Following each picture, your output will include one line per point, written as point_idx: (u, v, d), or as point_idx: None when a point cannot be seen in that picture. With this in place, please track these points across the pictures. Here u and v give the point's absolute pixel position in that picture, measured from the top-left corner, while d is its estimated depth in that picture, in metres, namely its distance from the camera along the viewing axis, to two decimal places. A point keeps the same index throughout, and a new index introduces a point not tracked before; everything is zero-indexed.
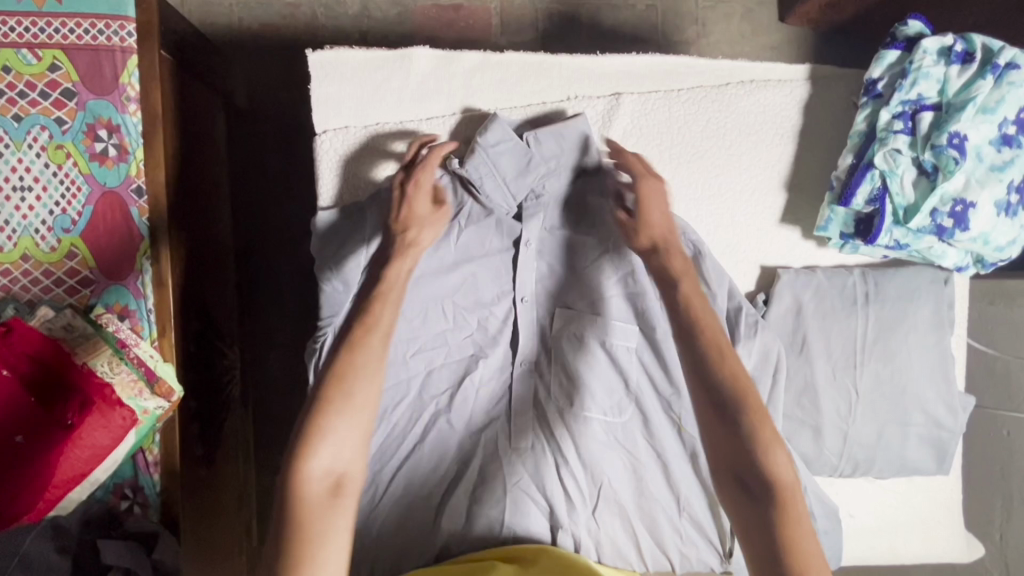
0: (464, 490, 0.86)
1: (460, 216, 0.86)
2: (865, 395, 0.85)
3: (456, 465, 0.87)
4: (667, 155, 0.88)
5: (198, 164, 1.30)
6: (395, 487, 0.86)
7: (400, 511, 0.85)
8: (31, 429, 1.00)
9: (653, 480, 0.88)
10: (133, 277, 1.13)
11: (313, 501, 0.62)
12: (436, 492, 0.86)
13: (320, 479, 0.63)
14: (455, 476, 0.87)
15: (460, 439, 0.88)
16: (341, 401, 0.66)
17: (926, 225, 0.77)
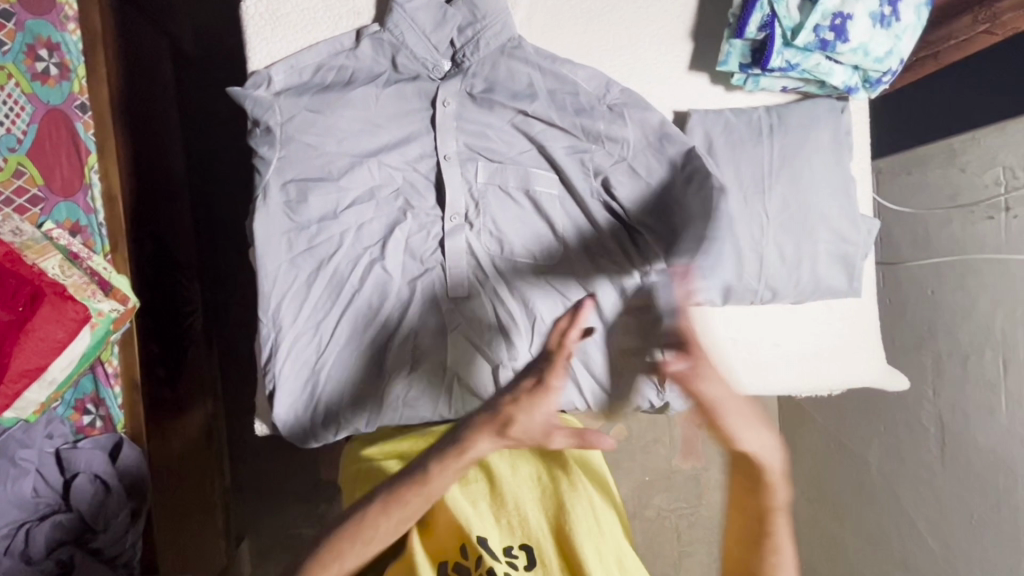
0: (404, 336, 0.91)
1: (379, 79, 0.89)
2: (775, 217, 0.91)
3: (397, 310, 0.91)
4: (577, 10, 0.93)
5: (140, 92, 1.36)
6: (340, 333, 0.89)
7: (346, 360, 0.89)
8: None
9: (586, 318, 0.94)
10: (82, 193, 1.23)
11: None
12: (380, 338, 0.90)
13: None
14: (395, 326, 0.91)
15: (399, 286, 0.91)
16: None
17: (811, 42, 0.83)
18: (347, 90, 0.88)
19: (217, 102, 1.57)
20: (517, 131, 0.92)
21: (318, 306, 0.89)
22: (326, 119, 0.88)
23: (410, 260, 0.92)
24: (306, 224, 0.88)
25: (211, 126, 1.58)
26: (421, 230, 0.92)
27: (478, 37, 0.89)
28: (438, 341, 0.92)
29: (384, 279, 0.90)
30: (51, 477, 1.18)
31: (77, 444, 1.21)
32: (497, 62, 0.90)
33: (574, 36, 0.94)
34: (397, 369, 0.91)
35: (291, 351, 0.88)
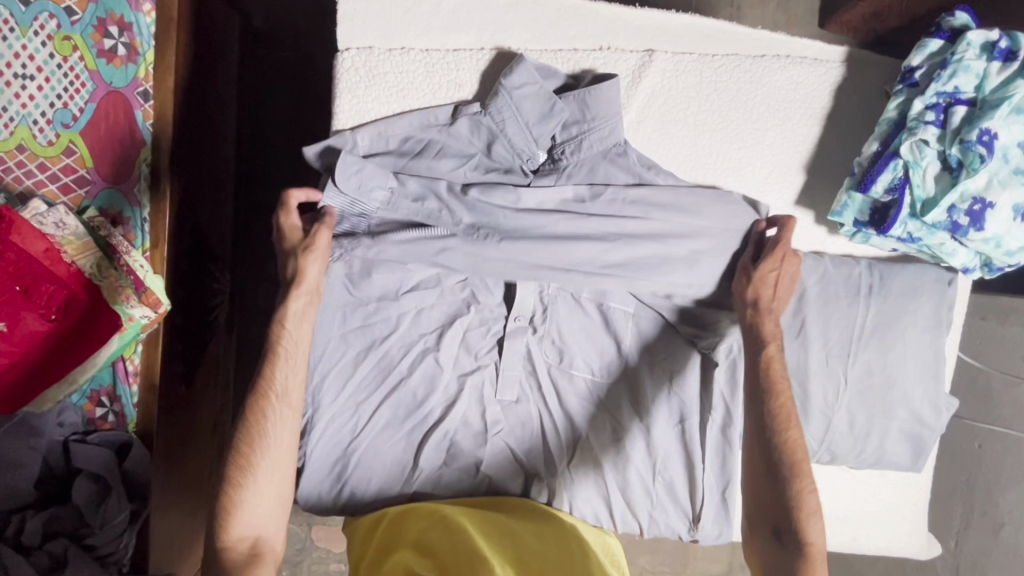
0: (440, 436, 0.87)
1: (467, 165, 0.83)
2: (853, 383, 0.86)
3: (441, 405, 0.87)
4: (691, 122, 0.87)
5: (207, 79, 1.31)
6: (377, 420, 0.85)
7: (381, 445, 0.86)
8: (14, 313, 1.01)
9: (632, 444, 0.90)
10: (131, 182, 1.17)
11: (234, 567, 0.72)
12: (416, 431, 0.87)
13: (240, 542, 0.73)
14: (435, 420, 0.87)
15: (449, 378, 0.87)
16: (240, 511, 0.74)
17: (941, 221, 0.77)
18: (431, 171, 0.82)
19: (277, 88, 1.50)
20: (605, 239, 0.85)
21: (361, 387, 0.85)
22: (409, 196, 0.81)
23: (464, 356, 0.87)
24: (361, 299, 0.84)
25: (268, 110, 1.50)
26: (480, 324, 0.87)
27: (581, 138, 0.83)
28: (475, 443, 0.88)
29: (435, 371, 0.86)
30: (57, 467, 1.16)
31: (87, 437, 1.17)
32: (596, 166, 0.84)
33: (682, 150, 0.87)
34: (429, 462, 0.87)
35: (314, 431, 0.83)
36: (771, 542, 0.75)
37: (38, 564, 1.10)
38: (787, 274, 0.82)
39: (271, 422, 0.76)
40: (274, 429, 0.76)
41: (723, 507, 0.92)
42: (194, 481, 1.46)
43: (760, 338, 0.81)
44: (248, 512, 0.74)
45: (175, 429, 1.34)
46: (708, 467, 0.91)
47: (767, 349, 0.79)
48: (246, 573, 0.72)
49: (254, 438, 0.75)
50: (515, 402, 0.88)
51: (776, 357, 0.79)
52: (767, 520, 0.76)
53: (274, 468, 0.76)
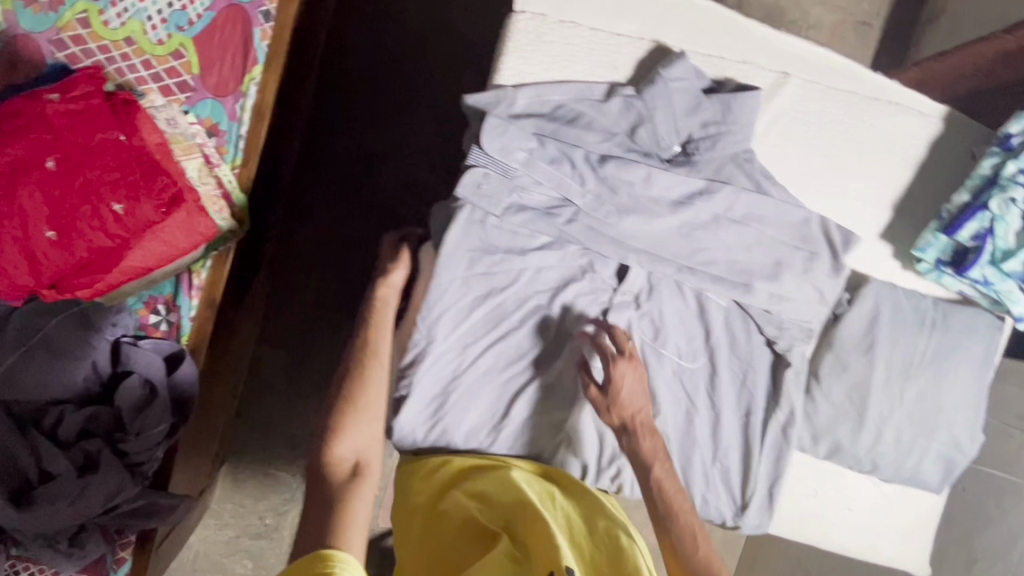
0: (533, 390, 0.91)
1: (610, 142, 0.88)
2: (907, 403, 0.96)
3: (540, 360, 0.91)
4: (807, 144, 0.95)
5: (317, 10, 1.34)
6: (478, 364, 0.89)
7: (477, 388, 0.90)
8: (126, 197, 0.89)
9: (700, 426, 0.97)
10: (233, 98, 1.17)
11: (337, 482, 0.70)
12: (510, 381, 0.91)
13: (344, 461, 0.73)
14: (531, 375, 0.91)
15: (552, 337, 0.91)
16: (344, 430, 0.75)
17: (1016, 271, 0.88)
18: (576, 141, 0.87)
19: (362, 50, 1.58)
20: (718, 234, 0.91)
21: (472, 329, 0.89)
22: (553, 160, 0.87)
23: (572, 319, 0.91)
24: (488, 245, 0.88)
25: (350, 69, 1.58)
26: (591, 288, 0.92)
27: (717, 138, 0.89)
28: (565, 402, 0.92)
29: (541, 327, 0.91)
30: (104, 368, 1.13)
31: (139, 341, 1.17)
32: (723, 166, 0.91)
33: (796, 167, 0.95)
34: (519, 414, 0.91)
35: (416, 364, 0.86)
36: None
37: (74, 459, 1.09)
38: (634, 384, 0.84)
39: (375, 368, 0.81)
40: (375, 376, 0.80)
41: (769, 497, 1.00)
42: (215, 405, 1.45)
43: (644, 458, 0.81)
44: (352, 430, 0.75)
45: (219, 347, 1.35)
46: (764, 460, 0.98)
47: (654, 470, 0.79)
48: (350, 489, 0.69)
49: (361, 375, 0.80)
50: (606, 371, 0.93)
51: (664, 478, 0.79)
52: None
53: (374, 409, 0.79)
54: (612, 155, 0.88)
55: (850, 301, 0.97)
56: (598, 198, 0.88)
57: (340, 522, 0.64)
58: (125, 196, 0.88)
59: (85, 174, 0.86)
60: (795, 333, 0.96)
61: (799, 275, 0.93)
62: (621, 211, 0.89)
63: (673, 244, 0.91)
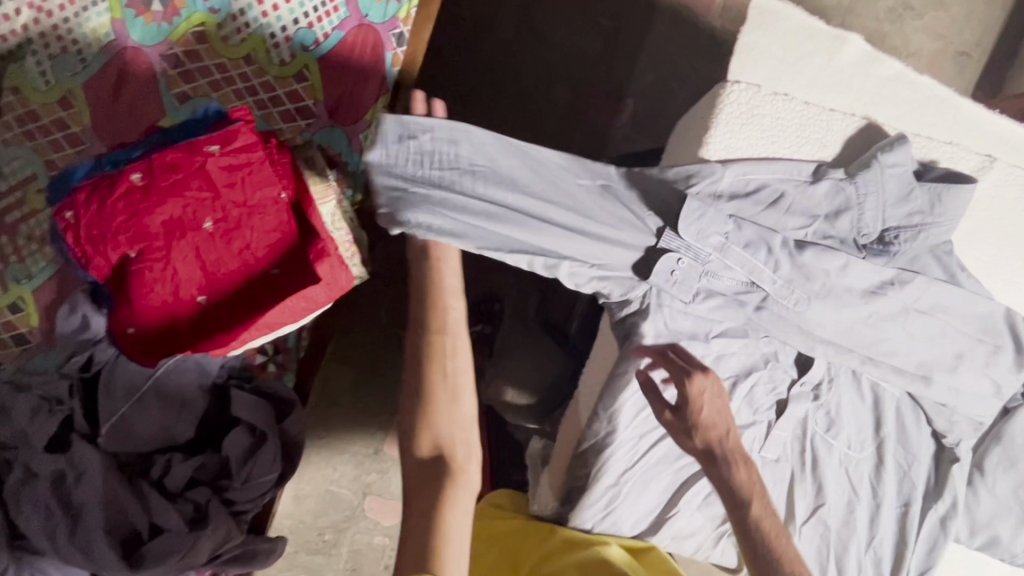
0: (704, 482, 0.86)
1: (809, 226, 0.81)
2: None
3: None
4: (1007, 231, 0.88)
5: None
6: (652, 456, 0.84)
7: (653, 479, 0.85)
8: (281, 257, 0.82)
9: (862, 517, 0.93)
10: (359, 128, 1.07)
11: (416, 474, 0.68)
12: (680, 472, 0.86)
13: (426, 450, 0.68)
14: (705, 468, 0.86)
15: None
16: (425, 413, 0.69)
17: None
18: (780, 227, 0.80)
19: (457, 46, 1.31)
20: (903, 325, 0.84)
21: (652, 418, 0.83)
22: (443, 163, 0.72)
23: (749, 408, 0.87)
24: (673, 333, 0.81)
25: (444, 66, 1.31)
26: (771, 377, 0.87)
27: (921, 228, 0.83)
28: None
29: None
30: (214, 411, 1.07)
31: (243, 386, 1.08)
32: (918, 257, 0.85)
33: (990, 256, 0.89)
34: (686, 507, 0.86)
35: (595, 455, 0.82)
36: None
37: (183, 511, 1.02)
38: (714, 401, 0.71)
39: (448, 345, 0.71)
40: (446, 357, 0.70)
41: None
42: None
43: (742, 492, 0.70)
44: (433, 413, 0.69)
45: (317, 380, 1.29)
46: (921, 554, 0.95)
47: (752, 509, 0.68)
48: (437, 488, 0.67)
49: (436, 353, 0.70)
50: (775, 462, 0.89)
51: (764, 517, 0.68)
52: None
53: (453, 389, 0.70)
54: (810, 241, 0.81)
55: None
56: (790, 284, 0.80)
57: (438, 537, 0.64)
58: (283, 257, 0.82)
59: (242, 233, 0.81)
60: (968, 429, 0.92)
61: (981, 371, 0.88)
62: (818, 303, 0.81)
63: (861, 331, 0.83)
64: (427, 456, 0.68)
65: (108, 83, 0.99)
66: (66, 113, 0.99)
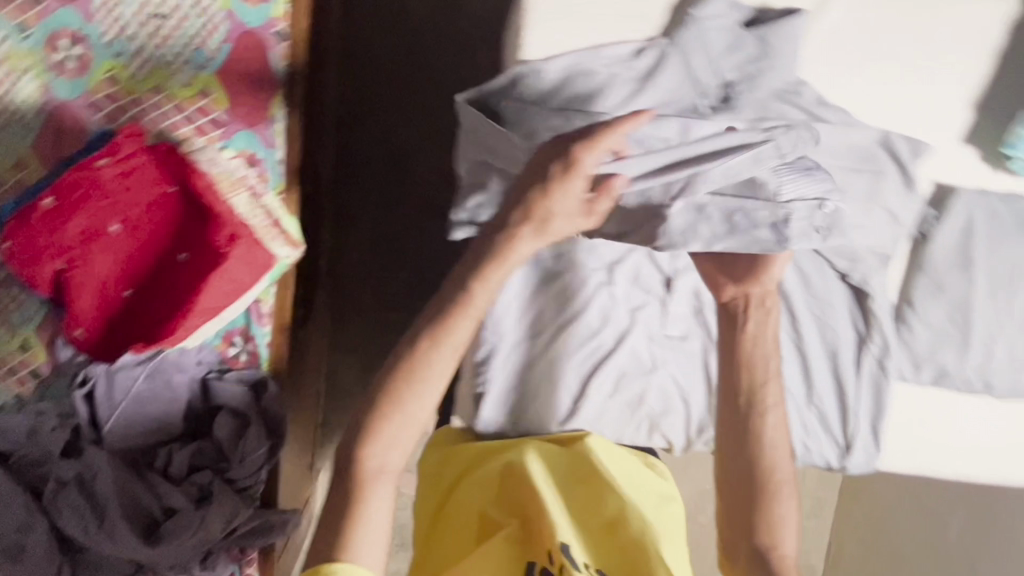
0: (611, 368, 0.90)
1: (644, 102, 0.83)
2: (1017, 316, 0.89)
3: (613, 337, 0.89)
4: (868, 58, 0.86)
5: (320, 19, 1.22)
6: (552, 352, 0.88)
7: (560, 374, 0.89)
8: (191, 248, 1.02)
9: (789, 374, 0.94)
10: (265, 126, 1.18)
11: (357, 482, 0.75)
12: (586, 363, 0.90)
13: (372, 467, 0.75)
14: (608, 356, 0.89)
15: (622, 313, 0.89)
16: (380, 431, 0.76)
17: None
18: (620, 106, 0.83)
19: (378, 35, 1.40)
20: (773, 174, 0.84)
21: (539, 318, 0.87)
22: None
23: (637, 290, 0.89)
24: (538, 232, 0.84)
25: (370, 56, 1.41)
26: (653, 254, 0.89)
27: (760, 71, 0.83)
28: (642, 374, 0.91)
29: (609, 305, 0.88)
30: (199, 405, 1.20)
31: (223, 375, 1.22)
32: (769, 103, 0.84)
33: (856, 82, 0.87)
34: (599, 393, 0.90)
35: (487, 361, 0.86)
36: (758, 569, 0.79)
37: (189, 493, 1.16)
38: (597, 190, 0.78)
39: (408, 386, 0.77)
40: (415, 386, 0.77)
41: (874, 433, 0.96)
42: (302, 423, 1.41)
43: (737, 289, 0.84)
44: (384, 436, 0.76)
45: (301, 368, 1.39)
46: (864, 400, 0.94)
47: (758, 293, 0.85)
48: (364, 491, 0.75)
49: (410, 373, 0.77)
50: (682, 338, 0.91)
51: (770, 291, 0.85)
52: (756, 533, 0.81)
53: (411, 416, 0.77)
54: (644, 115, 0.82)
55: (937, 217, 0.90)
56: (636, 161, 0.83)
57: (349, 537, 0.73)
58: (190, 246, 1.02)
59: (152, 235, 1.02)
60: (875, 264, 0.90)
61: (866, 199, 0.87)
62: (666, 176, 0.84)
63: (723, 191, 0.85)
64: (366, 469, 0.75)
65: (48, 141, 1.15)
66: (23, 175, 1.16)
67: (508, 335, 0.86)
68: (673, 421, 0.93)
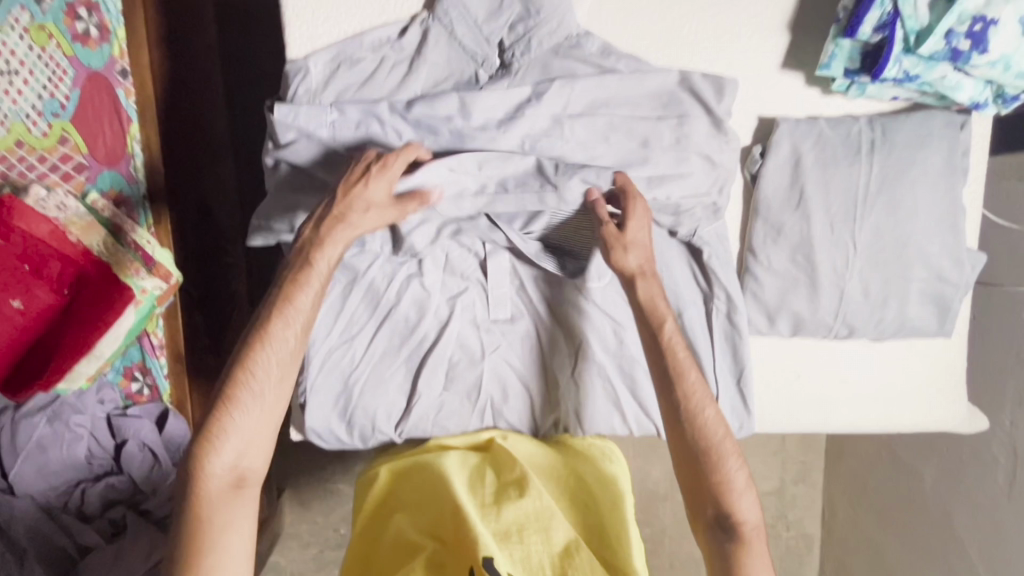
0: (438, 360, 0.86)
1: (418, 81, 0.80)
2: (865, 249, 0.81)
3: (435, 328, 0.86)
4: None
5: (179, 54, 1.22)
6: (373, 351, 0.85)
7: (385, 374, 0.86)
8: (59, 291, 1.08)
9: (635, 343, 0.87)
10: (125, 162, 1.21)
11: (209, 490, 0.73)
12: (411, 357, 0.86)
13: (223, 473, 0.73)
14: (432, 348, 0.86)
15: (439, 302, 0.86)
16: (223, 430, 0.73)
17: (939, 50, 0.70)
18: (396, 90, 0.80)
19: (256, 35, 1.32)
20: (565, 134, 0.79)
21: (353, 319, 0.84)
22: None
23: (449, 277, 0.86)
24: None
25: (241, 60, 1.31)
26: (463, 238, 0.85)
27: (529, 28, 0.79)
28: (473, 363, 0.87)
29: (423, 296, 0.85)
30: (105, 442, 1.23)
31: (127, 411, 1.25)
32: (548, 64, 0.80)
33: (649, 29, 0.81)
34: (429, 388, 0.86)
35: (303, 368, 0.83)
36: (714, 532, 0.76)
37: (101, 528, 1.19)
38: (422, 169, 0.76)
39: (253, 384, 0.73)
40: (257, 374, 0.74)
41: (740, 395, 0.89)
42: None
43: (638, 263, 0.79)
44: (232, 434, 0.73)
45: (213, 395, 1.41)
46: (722, 361, 0.87)
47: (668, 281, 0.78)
48: (223, 501, 0.73)
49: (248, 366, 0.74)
50: (510, 320, 0.87)
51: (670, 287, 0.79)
52: (706, 502, 0.77)
53: (257, 410, 0.74)
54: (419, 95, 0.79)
55: (763, 154, 0.83)
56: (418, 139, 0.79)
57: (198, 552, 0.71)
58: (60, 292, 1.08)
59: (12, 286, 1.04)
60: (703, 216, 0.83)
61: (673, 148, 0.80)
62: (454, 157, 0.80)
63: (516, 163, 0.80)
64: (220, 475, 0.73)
65: None
66: None
67: (324, 338, 0.84)
68: (516, 406, 0.89)
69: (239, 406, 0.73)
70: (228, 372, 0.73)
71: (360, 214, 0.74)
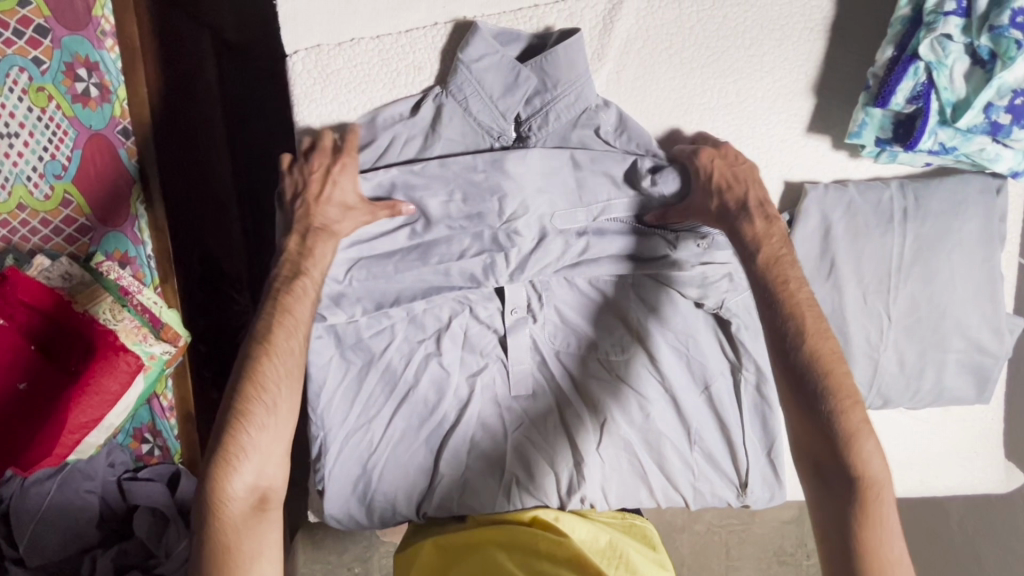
0: (458, 437, 0.83)
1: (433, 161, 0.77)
2: (898, 320, 0.78)
3: (455, 408, 0.84)
4: (675, 61, 0.78)
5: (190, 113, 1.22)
6: (391, 434, 0.82)
7: (405, 457, 0.83)
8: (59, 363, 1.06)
9: (661, 416, 0.84)
10: (129, 223, 1.17)
11: (233, 519, 0.66)
12: (431, 436, 0.84)
13: (244, 496, 0.66)
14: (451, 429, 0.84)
15: (457, 380, 0.83)
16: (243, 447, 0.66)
17: (978, 123, 0.67)
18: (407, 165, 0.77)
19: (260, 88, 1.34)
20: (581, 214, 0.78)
21: (371, 401, 0.82)
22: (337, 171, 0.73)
23: (469, 354, 0.84)
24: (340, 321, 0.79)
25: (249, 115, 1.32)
26: (482, 316, 0.83)
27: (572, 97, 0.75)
28: (495, 442, 0.84)
29: (442, 375, 0.83)
30: (117, 506, 1.20)
31: (138, 473, 1.23)
32: (567, 137, 0.77)
33: (667, 99, 0.79)
34: (450, 468, 0.84)
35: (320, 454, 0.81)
36: (817, 480, 0.67)
37: None
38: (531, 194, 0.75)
39: (270, 394, 0.68)
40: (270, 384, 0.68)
41: (769, 465, 0.86)
42: None
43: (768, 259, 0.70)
44: (251, 452, 0.67)
45: None
46: (751, 429, 0.84)
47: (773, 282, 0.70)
48: (247, 526, 0.67)
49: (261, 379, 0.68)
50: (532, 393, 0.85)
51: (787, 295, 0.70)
52: (809, 456, 0.67)
53: (274, 422, 0.68)
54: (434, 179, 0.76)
55: (791, 222, 0.80)
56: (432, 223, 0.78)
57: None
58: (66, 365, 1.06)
59: (19, 362, 1.04)
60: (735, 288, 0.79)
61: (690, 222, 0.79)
62: (473, 237, 0.78)
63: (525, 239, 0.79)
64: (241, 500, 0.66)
65: None
66: None
67: (341, 422, 0.81)
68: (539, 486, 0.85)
69: (254, 422, 0.67)
70: (240, 390, 0.68)
71: (340, 220, 0.74)
